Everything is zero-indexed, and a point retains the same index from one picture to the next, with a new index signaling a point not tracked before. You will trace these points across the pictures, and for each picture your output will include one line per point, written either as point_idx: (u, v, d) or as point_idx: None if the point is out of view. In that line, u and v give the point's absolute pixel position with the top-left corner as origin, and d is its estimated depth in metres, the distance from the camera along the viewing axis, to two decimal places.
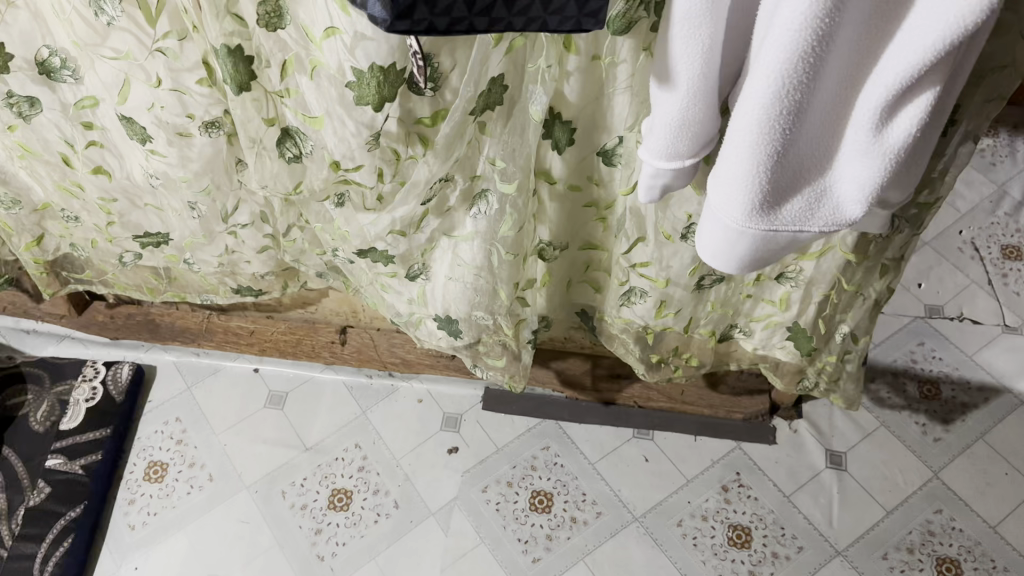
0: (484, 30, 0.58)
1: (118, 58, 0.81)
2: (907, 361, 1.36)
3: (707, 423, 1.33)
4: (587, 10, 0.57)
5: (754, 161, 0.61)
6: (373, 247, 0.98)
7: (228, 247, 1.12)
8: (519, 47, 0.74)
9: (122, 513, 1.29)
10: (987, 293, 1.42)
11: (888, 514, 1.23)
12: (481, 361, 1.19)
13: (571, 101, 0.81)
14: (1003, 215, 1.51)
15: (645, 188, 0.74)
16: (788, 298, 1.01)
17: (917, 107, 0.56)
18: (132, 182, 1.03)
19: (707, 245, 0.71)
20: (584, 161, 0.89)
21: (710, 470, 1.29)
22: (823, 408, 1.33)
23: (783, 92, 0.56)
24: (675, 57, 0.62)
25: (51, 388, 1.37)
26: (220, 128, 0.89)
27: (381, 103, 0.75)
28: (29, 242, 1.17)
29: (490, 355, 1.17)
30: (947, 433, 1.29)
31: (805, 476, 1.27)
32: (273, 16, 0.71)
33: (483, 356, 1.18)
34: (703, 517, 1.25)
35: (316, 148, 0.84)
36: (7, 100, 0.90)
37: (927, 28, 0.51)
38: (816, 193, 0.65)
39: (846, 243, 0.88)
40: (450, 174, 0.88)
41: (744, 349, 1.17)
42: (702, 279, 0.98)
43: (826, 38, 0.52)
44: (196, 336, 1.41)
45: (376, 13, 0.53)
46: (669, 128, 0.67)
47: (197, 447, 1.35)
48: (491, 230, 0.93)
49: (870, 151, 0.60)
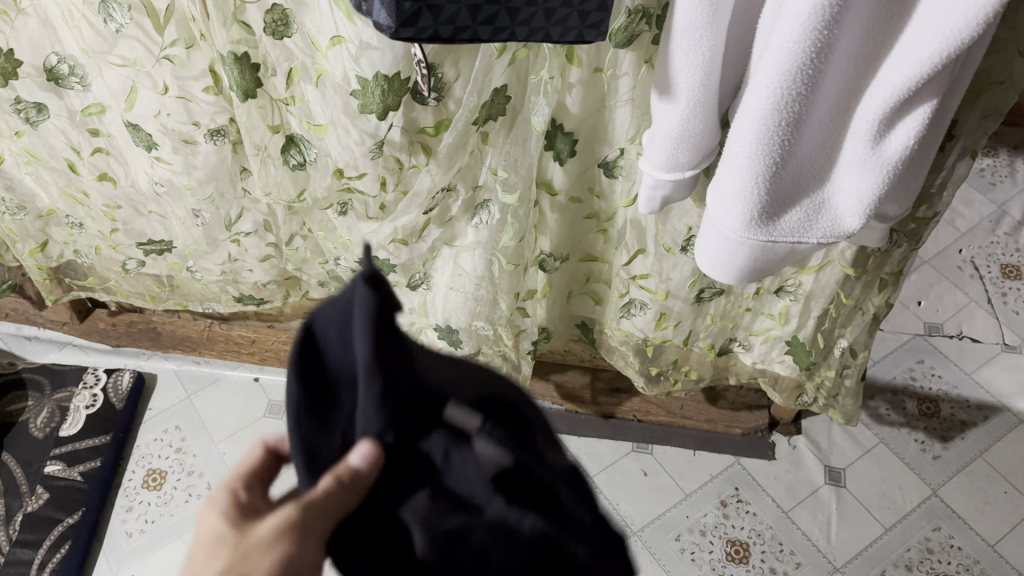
0: (488, 39, 0.59)
1: (126, 65, 0.82)
2: (907, 379, 1.36)
3: (706, 438, 1.33)
4: (589, 22, 0.59)
5: (753, 171, 0.61)
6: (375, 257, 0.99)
7: (230, 255, 1.13)
8: (523, 58, 0.75)
9: (120, 520, 1.28)
10: (986, 312, 1.42)
11: (886, 531, 1.22)
12: None
13: (572, 113, 0.81)
14: (1002, 234, 1.51)
15: (645, 200, 0.75)
16: (787, 312, 1.02)
17: (914, 120, 0.57)
18: (136, 190, 1.04)
19: (706, 255, 0.72)
20: (585, 172, 0.90)
21: (709, 485, 1.29)
22: (822, 424, 1.33)
23: (781, 103, 0.56)
24: (676, 69, 0.63)
25: (51, 395, 1.37)
26: (224, 135, 0.90)
27: (385, 111, 0.76)
28: (33, 248, 1.18)
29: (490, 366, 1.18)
30: (946, 451, 1.28)
31: (803, 492, 1.27)
32: (279, 25, 0.72)
33: None
34: (702, 532, 1.24)
35: (320, 156, 0.85)
36: (15, 106, 0.91)
37: (923, 41, 0.52)
38: (815, 204, 0.66)
39: (845, 257, 0.89)
40: (452, 184, 0.88)
41: (743, 364, 1.17)
42: (702, 292, 0.98)
43: (825, 50, 0.53)
44: (197, 345, 1.43)
45: (381, 20, 0.55)
46: (669, 140, 0.68)
47: (196, 455, 1.34)
48: (493, 241, 0.94)
49: (869, 163, 0.60)
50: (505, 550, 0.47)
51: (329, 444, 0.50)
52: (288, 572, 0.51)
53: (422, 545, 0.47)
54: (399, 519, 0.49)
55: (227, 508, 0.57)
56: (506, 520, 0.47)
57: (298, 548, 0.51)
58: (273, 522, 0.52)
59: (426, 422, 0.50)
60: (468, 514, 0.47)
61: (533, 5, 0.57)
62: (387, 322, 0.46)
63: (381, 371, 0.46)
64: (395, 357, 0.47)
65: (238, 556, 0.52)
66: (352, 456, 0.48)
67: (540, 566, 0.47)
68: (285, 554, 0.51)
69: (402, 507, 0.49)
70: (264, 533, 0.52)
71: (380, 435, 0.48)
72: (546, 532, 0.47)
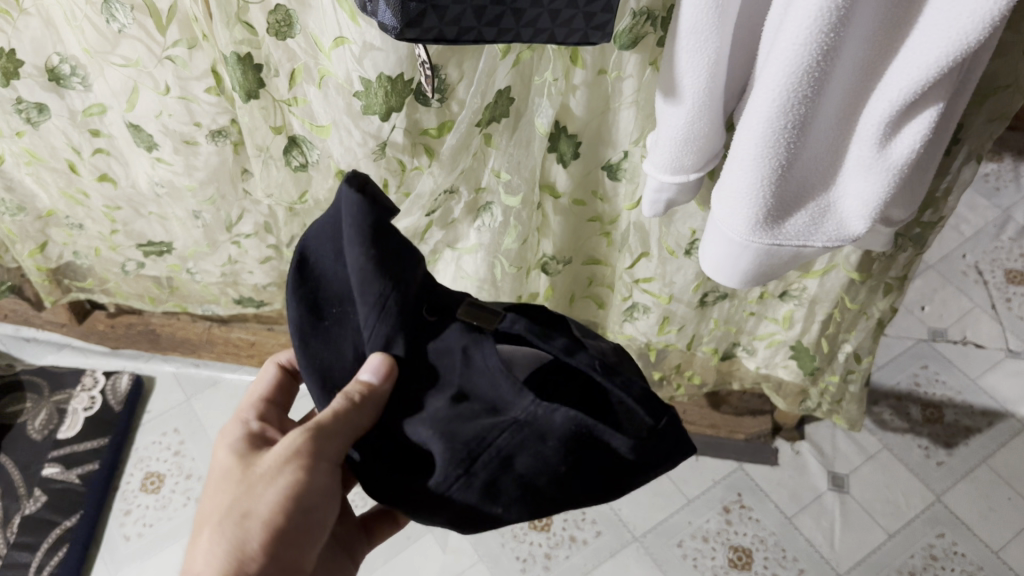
0: (493, 40, 0.58)
1: (128, 66, 0.81)
2: (911, 384, 1.35)
3: (711, 443, 1.31)
4: (594, 23, 0.58)
5: (758, 175, 0.61)
6: None
7: (230, 256, 1.12)
8: (527, 60, 0.75)
9: (117, 523, 1.27)
10: (990, 317, 1.41)
11: (889, 537, 1.21)
12: None
13: (576, 115, 0.80)
14: (1007, 240, 1.51)
15: (649, 202, 0.75)
16: (791, 317, 1.01)
17: (919, 123, 0.57)
18: (136, 191, 1.03)
19: (710, 258, 0.71)
20: (589, 174, 0.88)
21: (711, 490, 1.28)
22: (826, 429, 1.32)
23: (786, 106, 0.56)
24: (681, 72, 0.62)
25: (49, 397, 1.37)
26: (226, 136, 0.90)
27: (388, 113, 0.76)
28: (33, 250, 1.17)
29: None
30: (949, 457, 1.28)
31: (806, 498, 1.26)
32: (283, 25, 0.72)
33: None
34: (704, 538, 1.23)
35: (323, 157, 0.86)
36: (16, 106, 0.91)
37: (930, 44, 0.51)
38: (820, 208, 0.65)
39: (850, 261, 0.88)
40: (455, 186, 0.88)
41: (746, 369, 1.16)
42: (705, 296, 0.98)
43: (831, 52, 0.53)
44: (197, 346, 1.41)
45: (386, 21, 0.54)
46: (674, 142, 0.67)
47: (195, 458, 1.32)
48: (495, 243, 0.94)
49: (874, 167, 0.60)
50: (536, 444, 0.54)
51: (343, 358, 0.59)
52: (303, 488, 0.56)
53: (443, 458, 0.54)
54: (415, 426, 0.56)
55: (231, 439, 0.62)
56: (534, 417, 0.54)
57: (309, 471, 0.57)
58: (279, 450, 0.57)
59: (438, 326, 0.59)
60: (496, 416, 0.55)
61: (538, 6, 0.56)
62: (380, 237, 0.55)
63: (379, 280, 0.54)
64: (389, 263, 0.55)
65: (245, 485, 0.56)
66: (363, 374, 0.56)
67: (574, 448, 0.54)
68: (296, 477, 0.56)
69: (414, 414, 0.57)
70: (271, 461, 0.57)
71: (386, 350, 0.57)
72: (577, 423, 0.54)
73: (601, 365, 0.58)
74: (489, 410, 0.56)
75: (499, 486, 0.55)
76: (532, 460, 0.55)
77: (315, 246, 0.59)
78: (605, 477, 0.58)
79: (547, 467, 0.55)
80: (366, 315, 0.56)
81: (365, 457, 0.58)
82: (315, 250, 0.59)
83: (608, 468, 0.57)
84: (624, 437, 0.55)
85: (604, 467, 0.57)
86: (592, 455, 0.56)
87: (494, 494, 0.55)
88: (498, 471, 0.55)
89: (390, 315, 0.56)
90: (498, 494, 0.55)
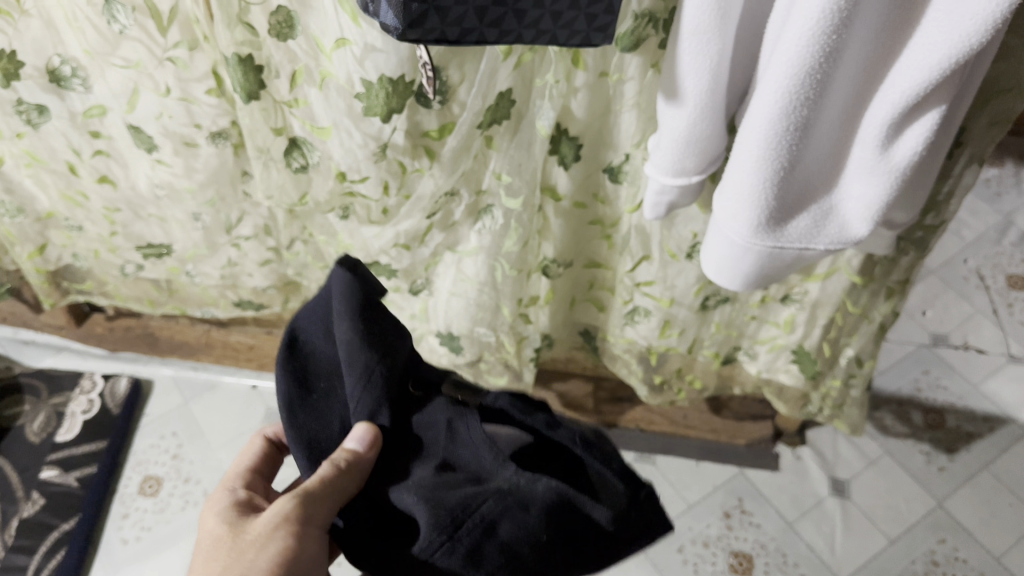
0: (495, 41, 0.58)
1: (128, 67, 0.81)
2: (913, 390, 1.35)
3: (710, 448, 1.31)
4: (596, 25, 0.58)
5: (760, 178, 0.60)
6: (376, 261, 1.00)
7: (230, 259, 1.12)
8: (529, 61, 0.74)
9: (115, 527, 1.26)
10: (991, 323, 1.41)
11: (891, 543, 1.20)
12: (483, 379, 1.19)
13: (577, 117, 0.80)
14: (1008, 245, 1.51)
15: (650, 205, 0.75)
16: (793, 321, 1.01)
17: (922, 126, 0.56)
18: (136, 193, 1.03)
19: (712, 262, 0.71)
20: (590, 177, 0.89)
21: (712, 496, 1.27)
22: (827, 434, 1.31)
23: (789, 108, 0.56)
24: (683, 74, 0.62)
25: (47, 400, 1.36)
26: (227, 138, 0.90)
27: (389, 114, 0.75)
28: (32, 252, 1.17)
29: (491, 373, 1.17)
30: (951, 462, 1.27)
31: (808, 503, 1.25)
32: (284, 26, 0.72)
33: (484, 373, 1.17)
34: (705, 543, 1.23)
35: (323, 159, 0.85)
36: (16, 107, 0.91)
37: (932, 47, 0.51)
38: (823, 210, 0.65)
39: (852, 265, 0.88)
40: (455, 188, 0.88)
41: (748, 373, 1.16)
42: (707, 299, 0.98)
43: (833, 54, 0.52)
44: (195, 350, 1.41)
45: (388, 21, 0.54)
46: (675, 144, 0.67)
47: (193, 462, 1.32)
48: (496, 246, 0.93)
49: (877, 169, 0.60)
50: (518, 512, 0.52)
51: (330, 431, 0.58)
52: (291, 558, 0.56)
53: (428, 521, 0.51)
54: (400, 493, 0.55)
55: (220, 510, 0.63)
56: (517, 485, 0.53)
57: (298, 538, 0.57)
58: (270, 516, 0.58)
59: (425, 399, 0.59)
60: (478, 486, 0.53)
61: (540, 7, 0.56)
62: (369, 311, 0.57)
63: (368, 352, 0.55)
64: (378, 334, 0.56)
65: (236, 555, 0.57)
66: (349, 443, 0.55)
67: (554, 521, 0.53)
68: (285, 544, 0.56)
69: (400, 482, 0.56)
70: (262, 528, 0.58)
71: (370, 420, 0.56)
72: (559, 492, 0.53)
73: (581, 439, 0.60)
74: (472, 479, 0.54)
75: (484, 556, 0.52)
76: (516, 528, 0.52)
77: (302, 323, 0.60)
78: (583, 554, 0.56)
79: (530, 539, 0.52)
80: (352, 387, 0.56)
81: (350, 524, 0.57)
82: (304, 327, 0.60)
83: (585, 545, 0.55)
84: (605, 508, 0.54)
85: (582, 546, 0.55)
86: (572, 529, 0.54)
87: (478, 563, 0.52)
88: (483, 538, 0.52)
89: (377, 383, 0.56)
90: (481, 564, 0.52)
